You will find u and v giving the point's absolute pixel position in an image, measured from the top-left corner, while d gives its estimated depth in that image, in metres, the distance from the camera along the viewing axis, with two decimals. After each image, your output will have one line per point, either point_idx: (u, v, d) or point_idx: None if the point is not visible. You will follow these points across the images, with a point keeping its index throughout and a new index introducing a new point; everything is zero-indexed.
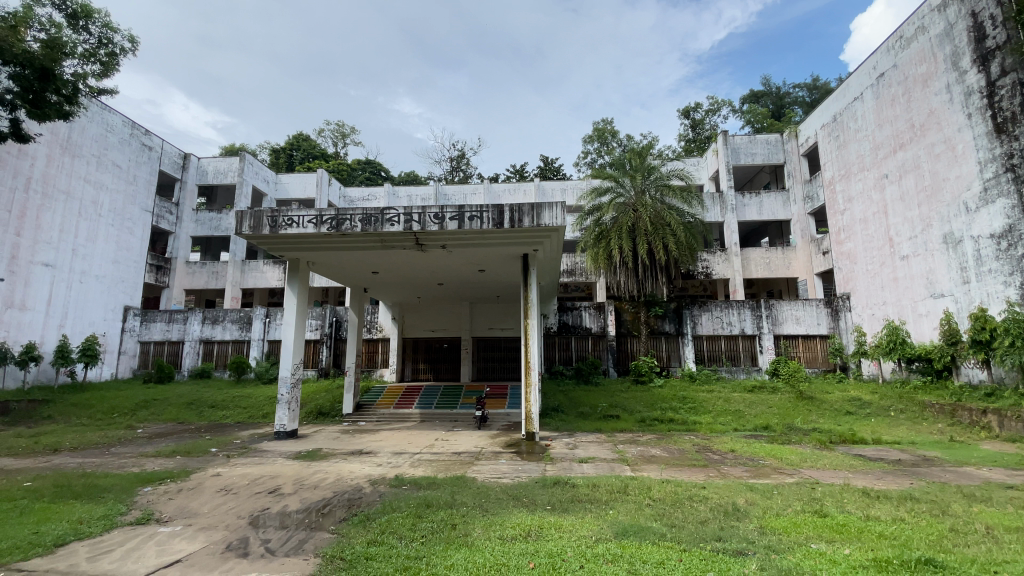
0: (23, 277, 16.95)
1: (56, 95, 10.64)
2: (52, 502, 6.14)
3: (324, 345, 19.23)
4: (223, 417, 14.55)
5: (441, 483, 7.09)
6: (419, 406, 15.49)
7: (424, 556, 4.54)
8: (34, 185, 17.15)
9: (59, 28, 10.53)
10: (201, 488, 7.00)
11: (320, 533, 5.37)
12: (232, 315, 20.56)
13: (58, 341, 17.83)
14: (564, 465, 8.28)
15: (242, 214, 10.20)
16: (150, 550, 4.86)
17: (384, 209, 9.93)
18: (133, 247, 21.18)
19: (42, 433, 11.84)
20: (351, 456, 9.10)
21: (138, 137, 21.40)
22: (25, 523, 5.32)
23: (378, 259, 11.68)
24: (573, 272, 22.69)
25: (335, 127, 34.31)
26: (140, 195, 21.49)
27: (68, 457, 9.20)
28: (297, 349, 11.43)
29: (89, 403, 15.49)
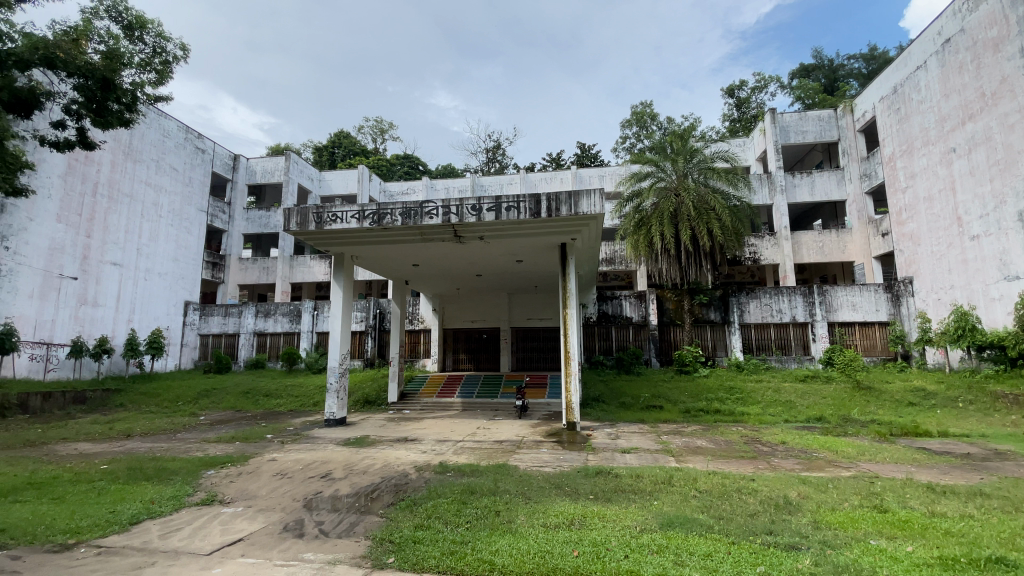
0: (95, 276, 18.27)
1: (117, 104, 11.33)
2: (127, 483, 6.65)
3: (369, 336, 19.84)
4: (277, 406, 15.30)
5: (484, 471, 7.19)
6: (460, 395, 15.75)
7: (470, 541, 4.63)
8: (101, 190, 18.41)
9: (117, 40, 11.17)
10: (259, 471, 7.41)
11: (370, 516, 5.57)
12: (283, 308, 21.50)
13: (128, 334, 19.17)
14: (607, 455, 8.23)
15: (290, 211, 10.61)
16: (215, 529, 5.19)
17: (422, 202, 10.06)
18: (191, 245, 22.42)
19: (117, 419, 12.81)
20: (397, 443, 9.37)
21: (192, 141, 22.54)
22: (104, 502, 5.78)
23: (418, 252, 11.86)
24: (613, 260, 22.35)
25: (374, 123, 35.03)
26: (196, 196, 22.69)
27: (141, 442, 9.94)
28: (343, 340, 11.84)
29: (157, 392, 16.63)
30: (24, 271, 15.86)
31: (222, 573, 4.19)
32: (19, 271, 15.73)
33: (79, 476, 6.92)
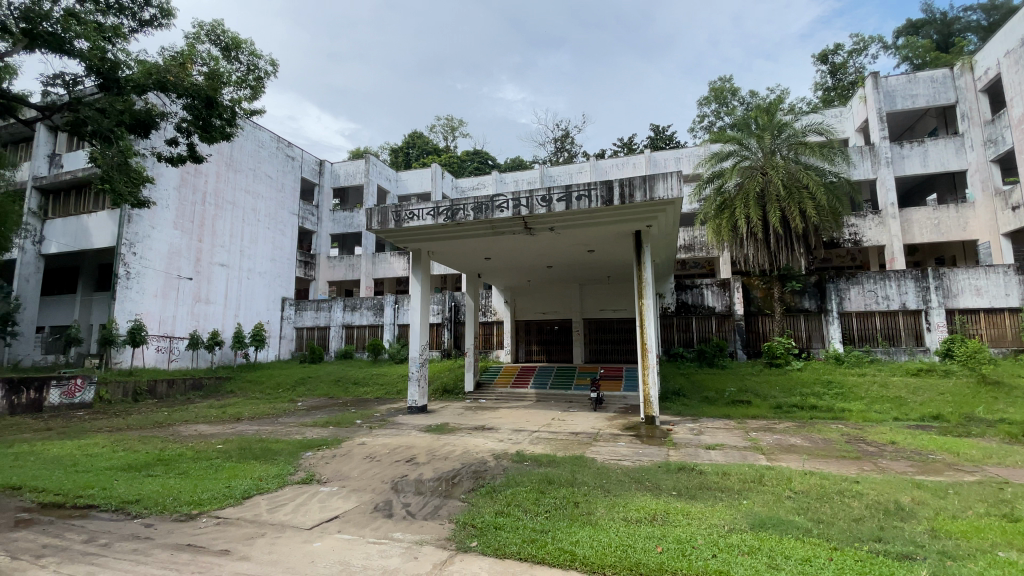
0: (207, 275, 20.44)
1: (219, 120, 12.47)
2: (239, 461, 7.39)
3: (446, 328, 20.54)
4: (364, 393, 16.31)
5: (561, 461, 7.18)
6: (534, 385, 15.87)
7: (550, 530, 4.63)
8: (209, 199, 20.48)
9: (218, 61, 12.30)
10: (351, 454, 7.93)
11: (452, 501, 5.76)
12: (367, 302, 22.79)
13: (235, 328, 21.26)
14: (689, 451, 7.89)
15: (371, 211, 11.17)
16: (315, 506, 5.63)
17: (493, 196, 10.19)
18: (285, 246, 24.34)
19: (230, 404, 14.30)
20: (475, 431, 9.63)
21: (283, 150, 24.40)
22: (220, 478, 6.46)
23: (491, 245, 12.03)
24: (692, 247, 21.36)
25: (445, 121, 36.00)
26: (288, 201, 24.59)
27: (250, 425, 11.02)
28: (423, 331, 12.32)
29: (260, 380, 18.35)
30: (149, 272, 18.05)
31: (321, 546, 4.52)
32: (145, 273, 17.93)
33: (201, 454, 7.80)
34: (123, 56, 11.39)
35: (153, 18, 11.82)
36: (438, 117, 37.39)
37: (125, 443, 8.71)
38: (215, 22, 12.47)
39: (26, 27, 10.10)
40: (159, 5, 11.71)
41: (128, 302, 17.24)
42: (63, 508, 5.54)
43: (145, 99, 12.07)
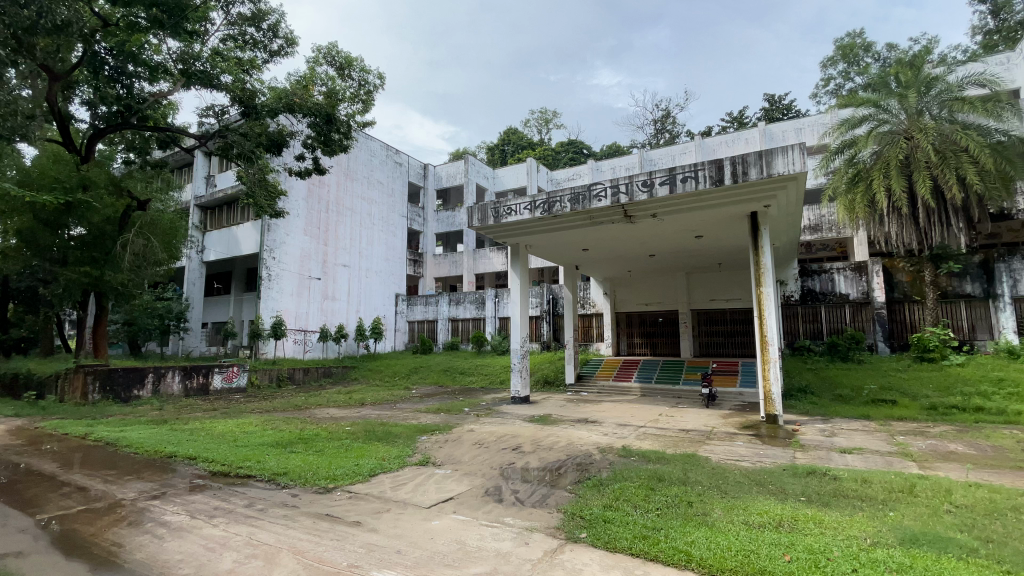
0: (332, 276, 22.68)
1: (338, 134, 13.74)
2: (365, 442, 8.14)
3: (544, 320, 20.74)
4: (470, 382, 17.14)
5: (671, 458, 6.89)
6: (639, 379, 15.43)
7: (662, 528, 4.47)
8: (332, 207, 22.68)
9: (334, 80, 13.50)
10: (461, 440, 8.34)
11: (560, 491, 5.80)
12: (470, 296, 23.85)
13: (357, 322, 23.38)
14: (820, 454, 7.13)
15: (471, 209, 11.63)
16: (432, 486, 6.02)
17: (590, 185, 10.05)
18: (396, 247, 26.15)
19: (355, 390, 15.82)
20: (579, 424, 9.60)
21: (392, 157, 26.21)
22: (350, 457, 7.16)
23: (590, 236, 11.88)
24: (818, 228, 19.30)
25: (539, 114, 36.15)
26: (398, 204, 26.41)
27: (372, 410, 12.07)
28: (523, 323, 12.56)
29: (379, 369, 20.07)
30: (285, 274, 20.49)
31: (440, 525, 4.82)
32: (282, 275, 20.38)
33: (333, 434, 8.72)
34: (257, 84, 13.01)
35: (281, 48, 13.32)
36: (532, 110, 37.65)
37: (272, 423, 10.00)
38: (331, 45, 13.74)
39: (184, 68, 11.94)
40: (285, 35, 13.17)
41: (270, 301, 19.75)
42: (228, 476, 6.52)
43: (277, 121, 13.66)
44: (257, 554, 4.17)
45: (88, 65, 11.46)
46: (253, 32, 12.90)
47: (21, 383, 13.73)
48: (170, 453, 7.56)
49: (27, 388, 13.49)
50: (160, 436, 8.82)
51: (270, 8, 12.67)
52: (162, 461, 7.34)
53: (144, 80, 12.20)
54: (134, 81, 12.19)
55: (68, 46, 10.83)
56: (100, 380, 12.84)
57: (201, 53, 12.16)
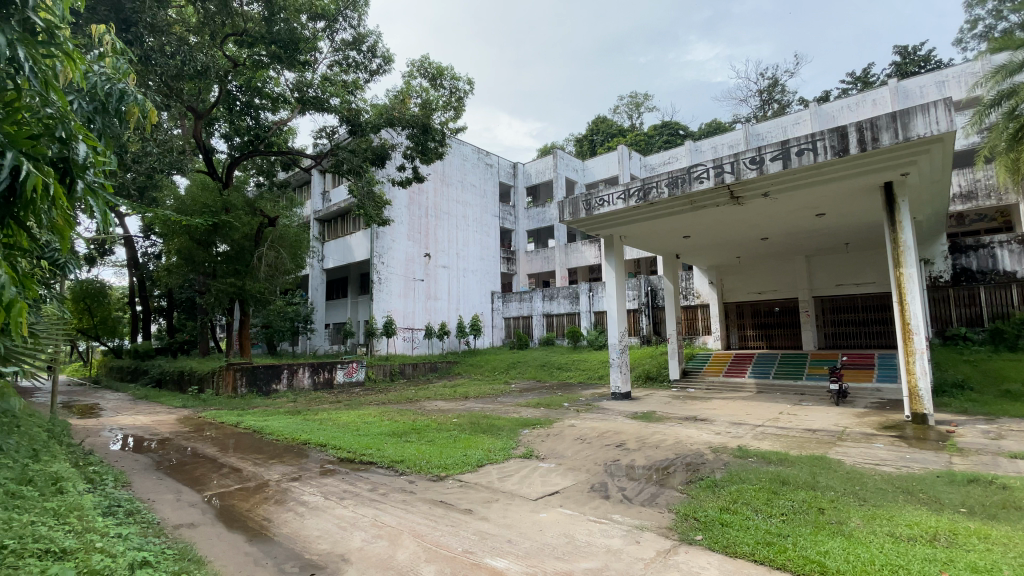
0: (433, 277, 23.89)
1: (434, 142, 14.52)
2: (471, 434, 8.49)
3: (643, 313, 20.06)
4: (569, 377, 17.16)
5: (795, 460, 6.30)
6: (752, 374, 14.32)
7: (789, 535, 4.10)
8: (430, 211, 23.91)
9: (428, 91, 14.24)
10: (563, 434, 8.36)
11: (669, 490, 5.58)
12: (564, 291, 23.90)
13: (457, 320, 24.44)
14: (984, 459, 6.07)
15: (562, 203, 11.59)
16: (537, 479, 6.11)
17: (690, 167, 9.52)
18: (491, 246, 26.87)
19: (459, 384, 16.62)
20: (686, 422, 9.14)
21: (483, 159, 26.98)
22: (458, 447, 7.51)
23: (691, 222, 11.22)
24: (973, 195, 16.46)
25: (629, 99, 34.96)
26: (490, 204, 27.13)
27: (475, 403, 12.56)
28: (621, 317, 12.25)
29: (480, 364, 20.85)
30: (393, 277, 21.99)
31: (547, 517, 4.87)
32: (390, 278, 21.92)
33: (441, 426, 9.22)
34: (361, 103, 14.11)
35: (379, 66, 14.33)
36: (621, 96, 36.50)
37: (387, 414, 10.82)
38: (424, 58, 14.48)
39: (300, 95, 13.28)
40: (382, 54, 14.13)
41: (382, 302, 21.40)
42: (353, 462, 7.18)
43: (380, 135, 14.70)
44: (382, 534, 4.55)
45: (224, 102, 13.20)
46: (355, 55, 13.99)
47: (188, 379, 16.25)
48: (305, 440, 8.50)
49: (192, 382, 15.92)
50: (295, 425, 9.95)
51: (369, 31, 13.69)
52: (298, 447, 8.28)
53: (268, 110, 13.81)
54: (260, 112, 13.83)
55: (209, 88, 12.58)
56: (246, 375, 14.83)
57: (312, 81, 13.42)
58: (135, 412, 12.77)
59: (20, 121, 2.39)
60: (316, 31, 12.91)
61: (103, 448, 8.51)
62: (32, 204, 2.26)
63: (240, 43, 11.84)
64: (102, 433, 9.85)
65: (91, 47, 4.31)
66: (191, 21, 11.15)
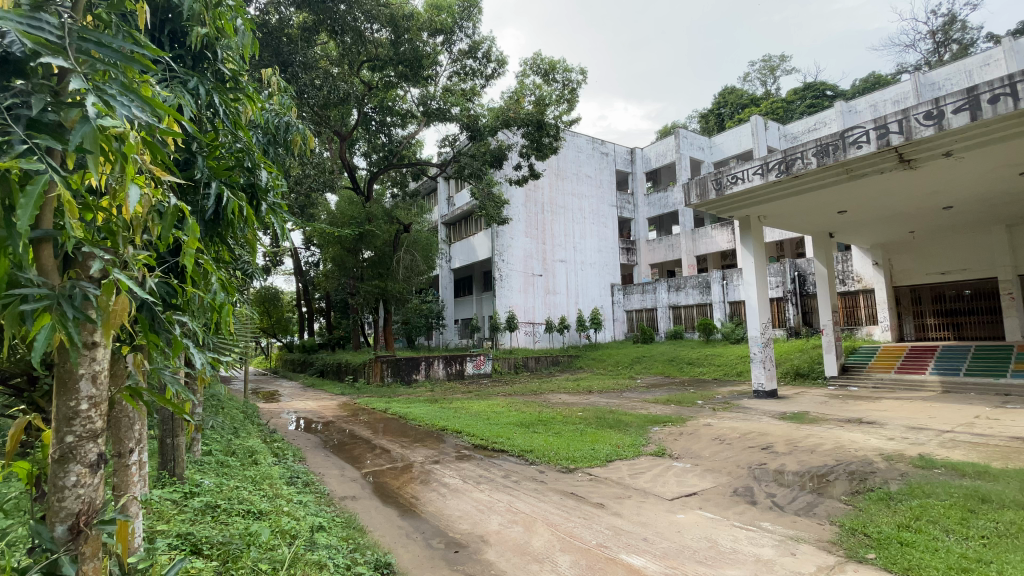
0: (553, 271, 24.09)
1: (549, 137, 14.66)
2: (598, 428, 8.40)
3: (789, 302, 18.00)
4: (701, 373, 16.11)
5: (1001, 475, 5.13)
6: (935, 372, 12.03)
7: (993, 563, 3.36)
8: (546, 206, 24.12)
9: (541, 87, 14.36)
10: (698, 434, 7.86)
11: (830, 501, 4.92)
12: (692, 281, 22.61)
13: (577, 314, 24.34)
14: None
15: (689, 184, 10.91)
16: (672, 479, 5.82)
17: (844, 132, 8.28)
18: (609, 237, 26.28)
19: (582, 378, 16.62)
20: (848, 425, 7.98)
21: (599, 148, 26.41)
22: (587, 441, 7.48)
23: (847, 195, 9.79)
24: None
25: (761, 64, 31.54)
26: (608, 194, 26.53)
27: (601, 397, 12.42)
28: (762, 307, 11.14)
29: (603, 358, 20.57)
30: (513, 273, 22.66)
31: (685, 519, 4.62)
32: (511, 275, 22.62)
33: (568, 419, 9.27)
34: (479, 108, 14.66)
35: (494, 70, 14.81)
36: (751, 62, 33.08)
37: (515, 405, 11.20)
38: (536, 55, 14.60)
39: (425, 109, 14.36)
40: (497, 58, 14.59)
41: (504, 297, 22.22)
42: (486, 449, 7.55)
43: (497, 137, 15.12)
44: (518, 520, 4.71)
45: (362, 124, 14.80)
46: (472, 64, 14.60)
47: (344, 369, 18.57)
48: (443, 427, 9.18)
49: (348, 372, 18.15)
50: (433, 413, 10.80)
51: (483, 37, 14.23)
52: (437, 432, 8.96)
53: (398, 126, 15.12)
54: (392, 129, 15.27)
55: (350, 113, 14.18)
56: (391, 366, 16.49)
57: (435, 94, 14.33)
58: (305, 398, 14.99)
59: (220, 156, 2.88)
60: (436, 46, 13.77)
61: (283, 427, 10.08)
62: (229, 223, 2.74)
63: (374, 68, 13.02)
64: (282, 415, 11.69)
65: (262, 88, 5.05)
66: (334, 55, 12.63)
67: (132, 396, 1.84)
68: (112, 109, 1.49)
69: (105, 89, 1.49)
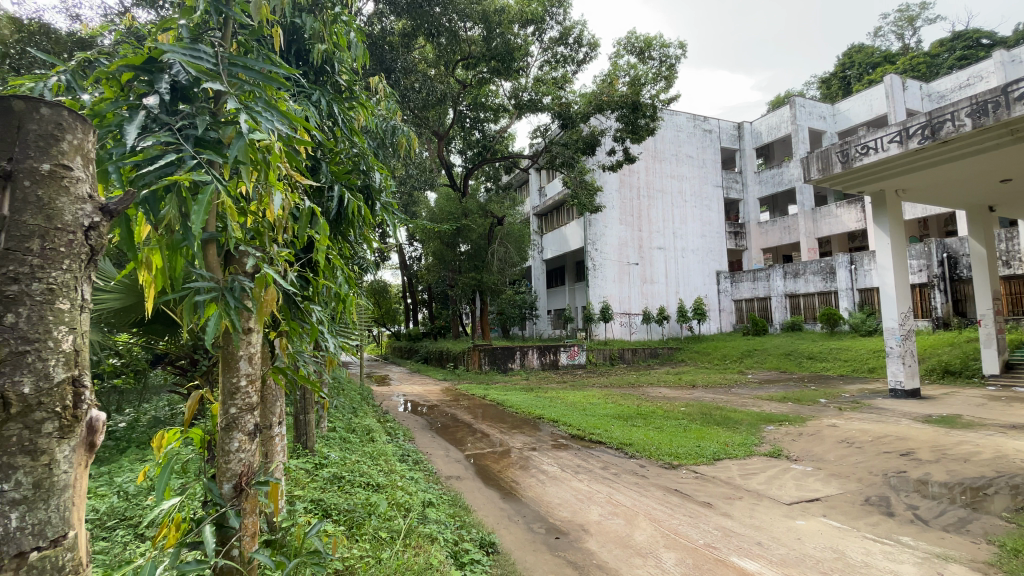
0: (650, 259, 23.15)
1: (645, 118, 14.08)
2: (704, 425, 7.98)
3: (935, 289, 15.58)
4: (824, 369, 14.56)
5: None
6: None
7: None
8: (643, 191, 23.21)
9: (636, 66, 13.79)
10: (820, 435, 7.14)
11: (989, 517, 4.21)
12: (813, 266, 20.49)
13: (678, 303, 23.20)
14: None
15: (808, 158, 9.87)
16: (790, 482, 5.36)
17: (1008, 85, 6.90)
18: (714, 220, 24.62)
19: (684, 371, 15.87)
20: (1015, 432, 6.74)
21: (701, 126, 24.76)
22: (691, 437, 7.15)
23: (1013, 160, 8.22)
24: None
25: (897, 14, 27.34)
26: (711, 174, 24.81)
27: (705, 392, 11.77)
28: (900, 295, 9.77)
29: (707, 351, 19.46)
30: (608, 263, 22.18)
31: (806, 526, 4.24)
32: (605, 264, 22.14)
33: (670, 413, 8.91)
34: (571, 95, 14.39)
35: (586, 55, 14.52)
36: (884, 13, 28.80)
37: (613, 397, 11.02)
38: (630, 34, 14.03)
39: (517, 101, 14.54)
40: (589, 41, 14.27)
41: (598, 287, 21.85)
42: (584, 439, 7.54)
43: (590, 123, 14.72)
44: (619, 513, 4.65)
45: (458, 122, 15.36)
46: (563, 50, 14.46)
47: (446, 357, 19.59)
48: (540, 415, 9.31)
49: (449, 359, 19.14)
50: (531, 401, 11.01)
51: (574, 22, 13.98)
52: (534, 420, 9.13)
53: (491, 121, 15.48)
54: (485, 124, 15.68)
55: (447, 112, 14.80)
56: (488, 355, 17.13)
57: (526, 85, 14.40)
58: (412, 382, 16.13)
59: (340, 161, 3.16)
60: (528, 36, 13.83)
61: (394, 409, 10.95)
62: (350, 221, 3.01)
63: (468, 66, 13.45)
64: (392, 397, 12.70)
65: (371, 95, 5.40)
66: (432, 56, 13.17)
67: (279, 374, 2.12)
68: (259, 124, 1.70)
69: (253, 107, 1.71)
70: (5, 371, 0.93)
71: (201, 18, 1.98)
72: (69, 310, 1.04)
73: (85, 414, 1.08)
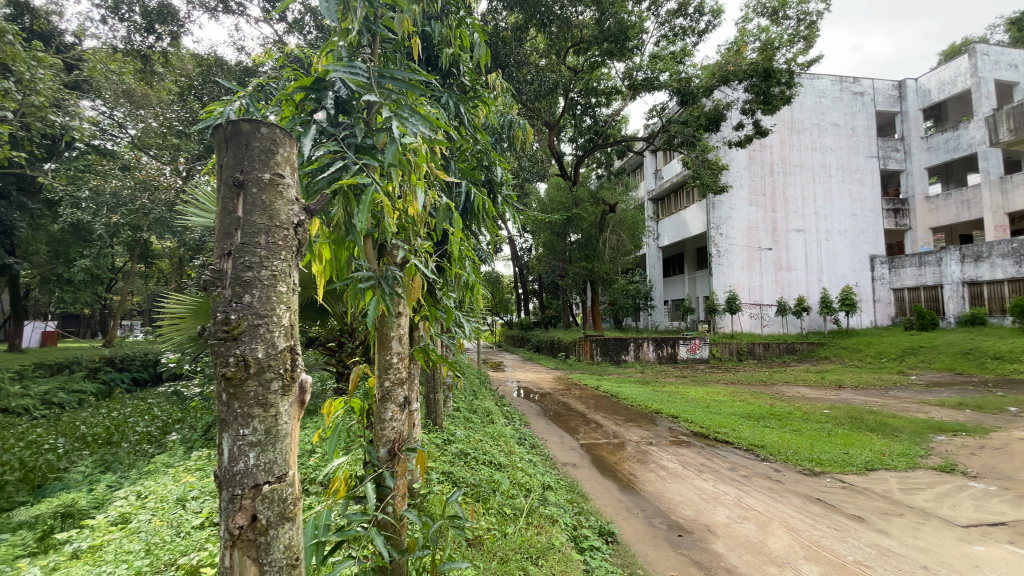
0: (785, 244, 20.90)
1: (779, 86, 12.69)
2: (851, 430, 7.07)
3: None
4: (1016, 372, 12.00)
5: None
6: None
7: None
8: (777, 167, 20.95)
9: (768, 29, 12.45)
10: (1010, 450, 5.92)
11: None
12: (1002, 247, 16.86)
13: (820, 293, 20.68)
14: None
15: None
16: (967, 502, 4.54)
17: None
18: (865, 197, 21.46)
19: (826, 370, 14.14)
20: None
21: (849, 88, 21.57)
22: (837, 443, 6.39)
23: None
24: None
25: None
26: (863, 143, 21.56)
27: (853, 394, 10.39)
28: None
29: (857, 347, 17.10)
30: (734, 248, 20.49)
31: (987, 553, 3.58)
32: (731, 250, 20.48)
33: (809, 415, 8.04)
34: (690, 69, 13.44)
35: (708, 23, 13.41)
36: None
37: (739, 395, 10.26)
38: None
39: (632, 82, 13.98)
40: (711, 9, 13.16)
41: (722, 276, 20.30)
42: (708, 437, 7.14)
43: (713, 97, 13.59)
44: (749, 516, 4.35)
45: (569, 110, 15.23)
46: (682, 22, 13.53)
47: (557, 346, 19.76)
48: (657, 410, 9.01)
49: (560, 349, 19.31)
50: (647, 394, 10.69)
51: None
52: (651, 414, 8.87)
53: (603, 105, 15.11)
54: (597, 110, 15.36)
55: (558, 102, 14.76)
56: (600, 346, 17.02)
57: (641, 64, 13.80)
58: (525, 370, 16.60)
59: (467, 158, 3.34)
60: (642, 13, 13.20)
61: (509, 394, 11.37)
62: (476, 215, 3.18)
63: (579, 52, 13.22)
64: (508, 383, 13.23)
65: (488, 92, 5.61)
66: (543, 47, 13.16)
67: (424, 354, 2.33)
68: (406, 128, 1.86)
69: (401, 113, 1.88)
70: (246, 339, 1.19)
71: (354, 37, 2.21)
72: (286, 292, 1.27)
73: (298, 377, 1.31)
